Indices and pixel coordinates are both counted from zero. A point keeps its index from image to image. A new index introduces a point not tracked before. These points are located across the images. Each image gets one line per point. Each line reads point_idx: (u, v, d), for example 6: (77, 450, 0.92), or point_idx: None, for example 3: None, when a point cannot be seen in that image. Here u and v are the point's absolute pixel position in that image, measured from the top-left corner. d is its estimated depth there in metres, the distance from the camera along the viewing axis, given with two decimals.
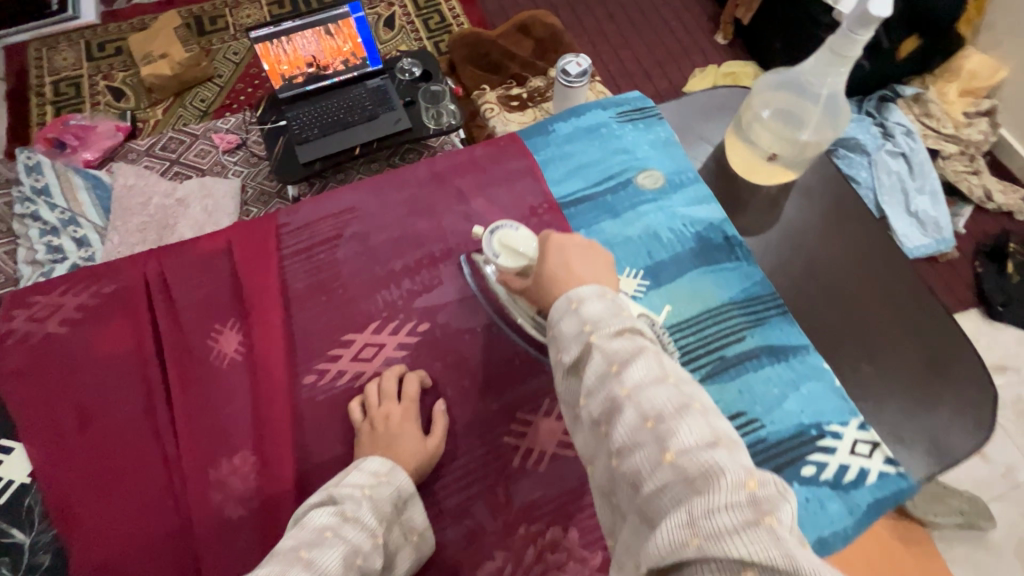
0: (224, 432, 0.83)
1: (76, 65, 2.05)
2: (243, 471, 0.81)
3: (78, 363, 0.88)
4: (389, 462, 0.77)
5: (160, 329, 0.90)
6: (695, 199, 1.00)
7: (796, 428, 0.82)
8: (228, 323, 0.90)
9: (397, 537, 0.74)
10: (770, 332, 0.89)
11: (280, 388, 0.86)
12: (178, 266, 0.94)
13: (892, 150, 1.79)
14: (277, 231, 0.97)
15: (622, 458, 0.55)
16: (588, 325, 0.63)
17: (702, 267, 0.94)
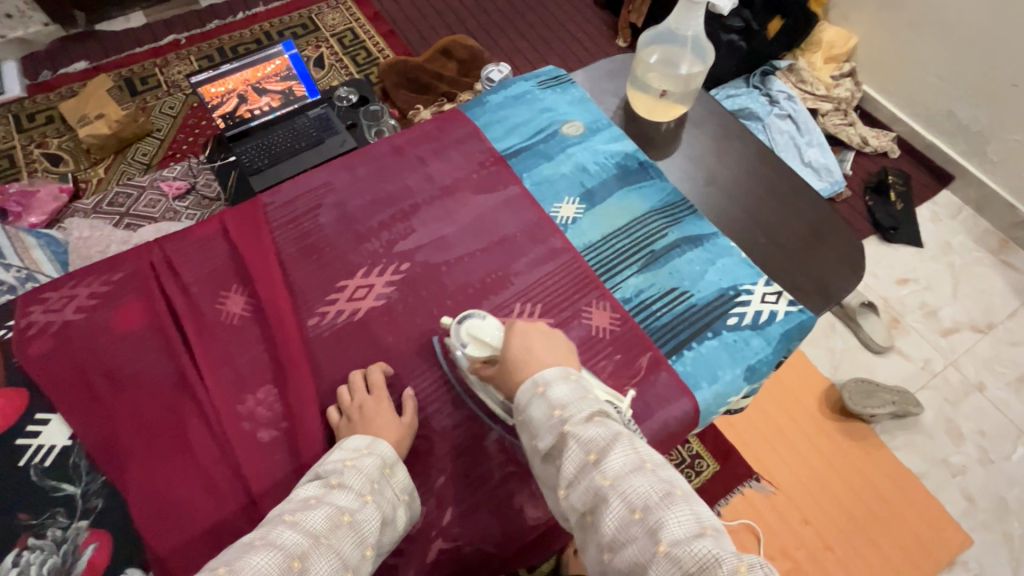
0: (247, 374, 0.91)
1: (7, 138, 2.06)
2: (269, 402, 0.89)
3: (99, 339, 0.93)
4: (370, 438, 0.81)
5: (173, 299, 0.96)
6: (612, 137, 1.15)
7: (717, 291, 0.97)
8: (234, 288, 0.98)
9: (391, 498, 0.77)
10: (687, 226, 1.04)
11: (290, 331, 0.94)
12: (181, 248, 1.02)
13: (779, 114, 2.07)
14: (262, 210, 1.05)
15: (613, 551, 0.63)
16: (557, 409, 0.74)
17: (625, 187, 1.09)
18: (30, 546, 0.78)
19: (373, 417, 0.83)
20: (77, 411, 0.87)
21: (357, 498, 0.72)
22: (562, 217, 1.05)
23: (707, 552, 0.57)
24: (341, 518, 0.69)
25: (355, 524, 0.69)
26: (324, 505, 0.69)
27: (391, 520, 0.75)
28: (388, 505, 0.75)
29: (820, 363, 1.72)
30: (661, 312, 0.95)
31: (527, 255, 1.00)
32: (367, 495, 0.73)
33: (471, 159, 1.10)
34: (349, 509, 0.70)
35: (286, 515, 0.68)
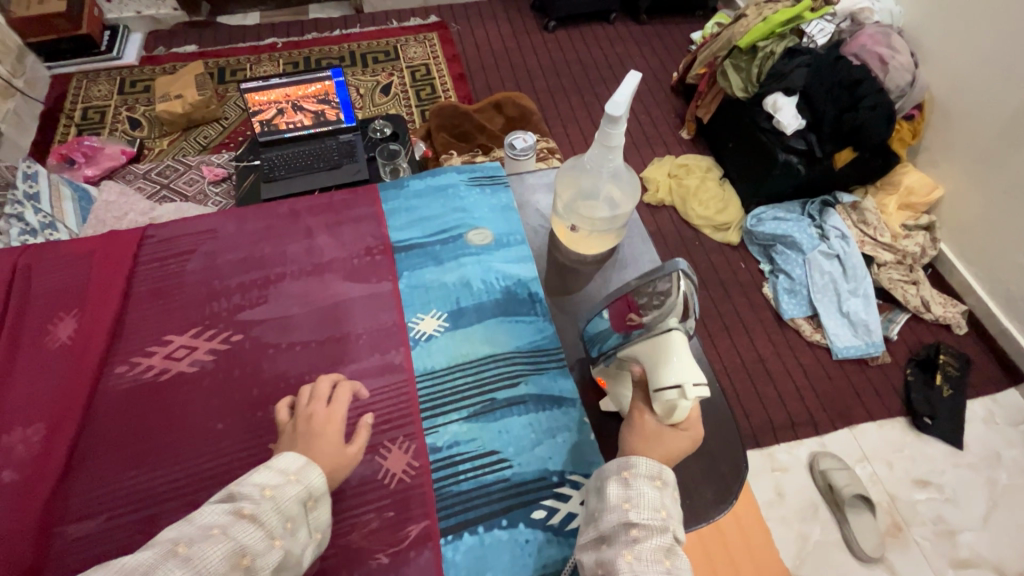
0: (18, 409, 0.77)
1: (108, 97, 2.34)
2: (19, 449, 0.74)
3: None
4: (301, 459, 0.66)
5: (10, 303, 0.87)
6: (516, 257, 0.93)
7: (538, 473, 0.73)
8: (70, 312, 0.86)
9: (302, 539, 0.62)
10: (545, 380, 0.80)
11: (83, 374, 0.79)
12: (51, 258, 0.93)
13: (825, 252, 1.87)
14: (143, 241, 0.94)
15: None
16: (664, 510, 0.63)
17: (498, 316, 0.86)
18: None
19: (318, 436, 0.68)
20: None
21: (264, 537, 0.59)
22: (417, 330, 0.83)
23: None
24: (239, 561, 0.56)
25: (254, 570, 0.56)
26: (225, 542, 0.56)
27: (296, 566, 0.61)
28: (297, 549, 0.61)
29: (785, 548, 1.48)
30: (464, 475, 0.72)
31: (359, 361, 0.81)
32: (277, 533, 0.60)
33: (358, 243, 0.92)
34: (252, 550, 0.57)
35: (182, 546, 0.55)
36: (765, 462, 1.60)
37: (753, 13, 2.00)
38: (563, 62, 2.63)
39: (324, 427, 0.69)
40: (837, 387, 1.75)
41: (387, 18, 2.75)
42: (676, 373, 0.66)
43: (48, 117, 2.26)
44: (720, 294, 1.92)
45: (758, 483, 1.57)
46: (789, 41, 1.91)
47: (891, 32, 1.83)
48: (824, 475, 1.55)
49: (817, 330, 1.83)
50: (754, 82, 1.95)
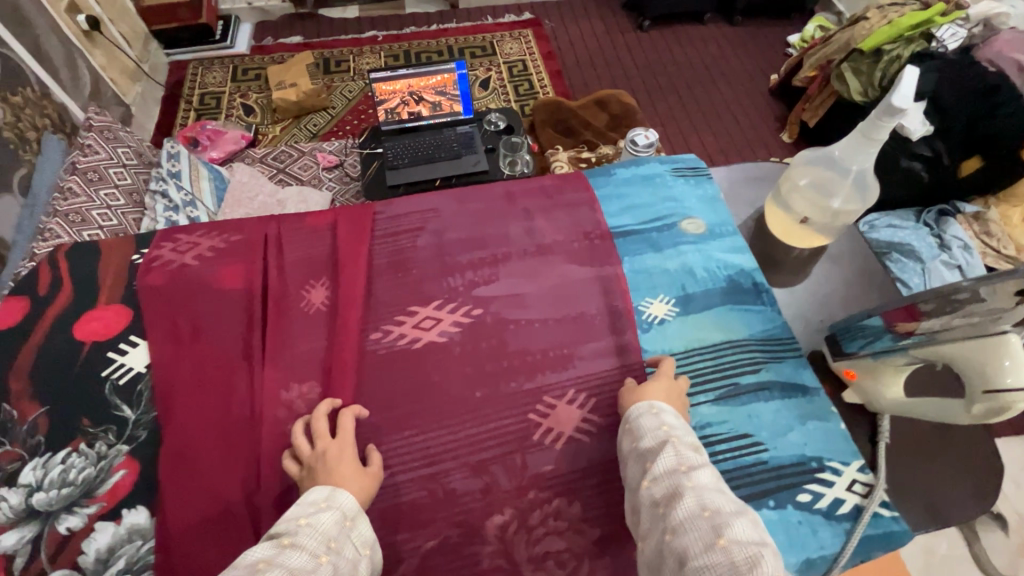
0: (300, 365, 0.88)
1: (222, 83, 2.44)
2: (309, 399, 0.85)
3: (199, 287, 0.96)
4: (330, 489, 0.69)
5: (270, 270, 0.98)
6: (734, 247, 0.99)
7: (797, 458, 0.78)
8: (322, 279, 0.97)
9: (351, 555, 0.64)
10: (785, 369, 0.86)
11: (350, 336, 0.89)
12: (294, 230, 1.03)
13: (947, 262, 1.82)
14: (372, 218, 1.04)
15: (677, 535, 0.60)
16: (666, 427, 0.73)
17: (727, 305, 0.92)
18: (83, 450, 0.82)
19: (336, 465, 0.73)
20: (161, 351, 0.89)
21: (310, 558, 0.59)
22: (649, 314, 0.91)
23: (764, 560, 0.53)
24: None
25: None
26: (272, 569, 0.55)
27: None
28: (346, 564, 0.63)
29: (911, 559, 1.46)
30: (724, 456, 0.78)
31: (596, 340, 0.89)
32: (321, 552, 0.61)
33: (576, 228, 1.01)
34: (301, 571, 0.57)
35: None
36: None
37: (876, 16, 1.98)
38: (659, 62, 2.62)
39: (333, 445, 0.75)
40: None
41: (482, 14, 2.79)
42: (1014, 377, 0.69)
43: (169, 101, 2.37)
44: None
45: None
46: (917, 44, 1.87)
47: None
48: None
49: None
50: (877, 86, 1.92)
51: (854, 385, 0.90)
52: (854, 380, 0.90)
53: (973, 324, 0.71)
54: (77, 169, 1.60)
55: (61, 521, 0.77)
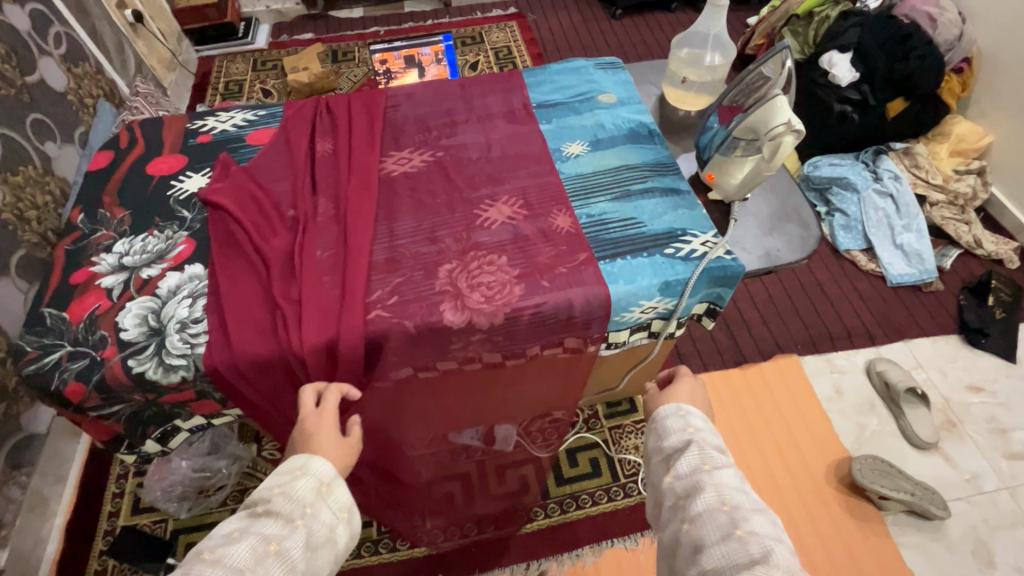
0: (337, 205, 0.95)
1: (244, 73, 2.79)
2: (338, 229, 0.92)
3: (248, 142, 1.06)
4: (306, 457, 0.71)
5: (313, 135, 1.07)
6: (642, 110, 1.10)
7: (666, 230, 0.90)
8: (351, 139, 1.05)
9: (328, 520, 0.66)
10: (672, 182, 0.97)
11: (372, 183, 0.98)
12: (334, 99, 1.13)
13: (880, 191, 2.05)
14: (382, 96, 1.14)
15: (694, 525, 0.69)
16: (690, 428, 0.80)
17: (629, 144, 1.03)
18: (155, 234, 0.92)
19: (312, 436, 0.73)
20: (214, 182, 0.96)
21: (285, 523, 0.62)
22: (566, 152, 1.03)
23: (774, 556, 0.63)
24: (268, 548, 0.59)
25: (286, 552, 0.60)
26: (248, 536, 0.59)
27: (327, 542, 0.65)
28: (322, 529, 0.65)
29: (844, 433, 1.64)
30: (613, 228, 0.91)
31: (530, 168, 1.01)
32: (297, 516, 0.63)
33: None
34: (277, 536, 0.60)
35: (206, 553, 0.57)
36: (823, 364, 1.77)
37: None
38: (630, 45, 2.92)
39: (317, 422, 0.75)
40: (891, 307, 1.91)
41: (472, 10, 3.13)
42: (783, 116, 0.80)
43: (198, 88, 2.72)
44: None
45: (818, 381, 1.75)
46: (843, 6, 2.15)
47: None
48: (880, 374, 1.72)
49: (871, 260, 2.00)
50: (811, 44, 2.21)
51: (716, 186, 0.95)
52: (714, 181, 0.95)
53: (762, 91, 0.87)
54: None
55: (141, 271, 0.87)
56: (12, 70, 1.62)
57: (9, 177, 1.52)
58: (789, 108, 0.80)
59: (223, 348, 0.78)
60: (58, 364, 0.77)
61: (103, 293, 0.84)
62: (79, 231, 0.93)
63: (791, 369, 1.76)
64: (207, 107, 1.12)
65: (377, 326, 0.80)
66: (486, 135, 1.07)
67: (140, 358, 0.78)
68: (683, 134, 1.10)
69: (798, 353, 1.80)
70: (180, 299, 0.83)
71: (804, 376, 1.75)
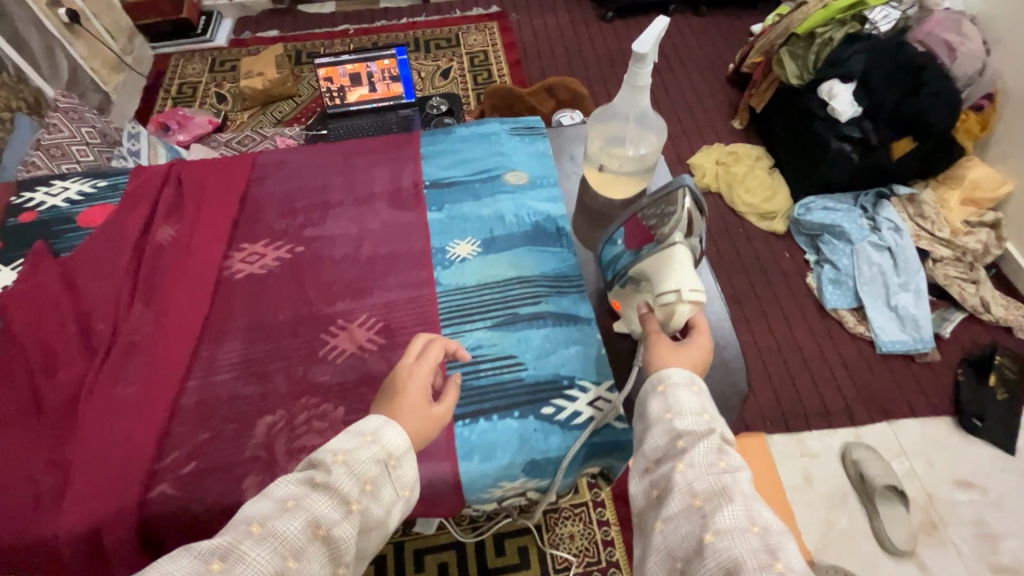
0: (156, 317, 0.78)
1: (200, 74, 2.61)
2: (147, 354, 0.74)
3: (78, 225, 0.89)
4: (382, 419, 0.60)
5: (155, 215, 0.89)
6: (555, 196, 0.90)
7: (550, 377, 0.72)
8: (197, 224, 0.87)
9: (387, 499, 0.57)
10: (571, 304, 0.78)
11: (207, 289, 0.81)
12: (192, 168, 0.95)
13: (876, 243, 1.82)
14: (251, 164, 0.96)
15: (722, 540, 0.48)
16: (707, 413, 0.59)
17: (528, 246, 0.84)
18: None
19: (400, 395, 0.63)
20: (16, 285, 0.80)
21: (340, 504, 0.53)
22: (451, 253, 0.84)
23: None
24: (317, 531, 0.50)
25: (334, 541, 0.51)
26: (301, 511, 0.50)
27: (380, 525, 0.57)
28: (378, 511, 0.56)
29: (808, 532, 1.46)
30: (484, 372, 0.73)
31: (402, 274, 0.82)
32: (354, 498, 0.54)
33: None
34: (328, 519, 0.51)
35: (256, 525, 0.48)
36: (794, 446, 1.58)
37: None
38: (618, 52, 2.66)
39: (409, 378, 0.64)
40: (878, 380, 1.70)
41: (451, 8, 2.88)
42: (677, 280, 0.65)
43: (149, 90, 2.54)
44: (761, 280, 1.90)
45: (785, 466, 1.55)
46: (849, 27, 1.89)
47: (961, 20, 1.77)
48: (856, 465, 1.52)
49: (861, 322, 1.78)
50: (811, 69, 1.94)
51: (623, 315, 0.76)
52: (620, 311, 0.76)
53: (658, 228, 0.70)
54: (42, 144, 1.74)
55: None
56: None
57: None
58: (684, 268, 0.66)
59: None
60: None
61: None
62: None
63: (755, 450, 1.58)
64: (43, 173, 0.95)
65: (156, 508, 0.63)
66: (360, 224, 0.88)
67: None
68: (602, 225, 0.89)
69: (765, 431, 1.61)
70: None
71: (769, 460, 1.57)
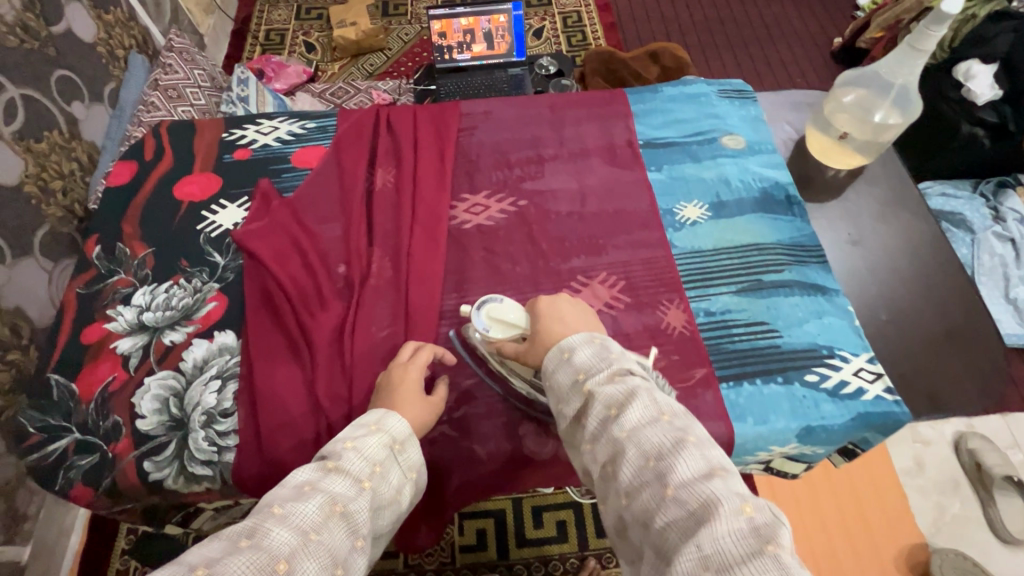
0: (398, 263, 0.78)
1: (287, 21, 2.55)
2: (397, 299, 0.75)
3: (295, 165, 0.88)
4: (382, 412, 0.59)
5: (372, 160, 0.88)
6: (776, 163, 0.88)
7: (808, 345, 0.71)
8: (417, 171, 0.86)
9: (395, 482, 0.54)
10: (815, 274, 0.77)
11: (441, 237, 0.80)
12: (401, 114, 0.93)
13: (1000, 234, 1.56)
14: (456, 114, 0.94)
15: (631, 500, 0.43)
16: (579, 373, 0.51)
17: (760, 213, 0.83)
18: (180, 284, 0.76)
19: (395, 386, 0.62)
20: (252, 221, 0.80)
21: (353, 484, 0.50)
22: (681, 216, 0.83)
23: (723, 490, 0.39)
24: (334, 508, 0.47)
25: (351, 516, 0.47)
26: (317, 493, 0.47)
27: (391, 506, 0.54)
28: (389, 491, 0.53)
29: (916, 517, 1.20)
30: (738, 336, 0.72)
31: (633, 233, 0.81)
32: (365, 478, 0.51)
33: None
34: (343, 497, 0.48)
35: (276, 506, 0.45)
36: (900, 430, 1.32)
37: None
38: (716, 19, 2.50)
39: (403, 373, 0.63)
40: None
41: None
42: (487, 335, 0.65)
43: (237, 35, 2.49)
44: None
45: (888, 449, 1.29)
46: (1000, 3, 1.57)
47: None
48: (971, 452, 1.25)
49: None
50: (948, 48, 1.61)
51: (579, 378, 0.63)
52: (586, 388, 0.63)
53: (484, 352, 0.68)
54: None
55: (164, 334, 0.72)
56: (36, 20, 1.08)
57: (32, 144, 1.02)
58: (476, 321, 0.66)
59: (254, 452, 0.65)
60: (63, 457, 0.65)
61: (119, 362, 0.70)
62: (94, 270, 0.78)
63: None
64: (248, 112, 0.94)
65: (442, 450, 0.67)
66: (580, 180, 0.86)
67: (157, 461, 0.64)
68: (824, 192, 0.86)
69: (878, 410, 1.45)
70: (209, 379, 0.69)
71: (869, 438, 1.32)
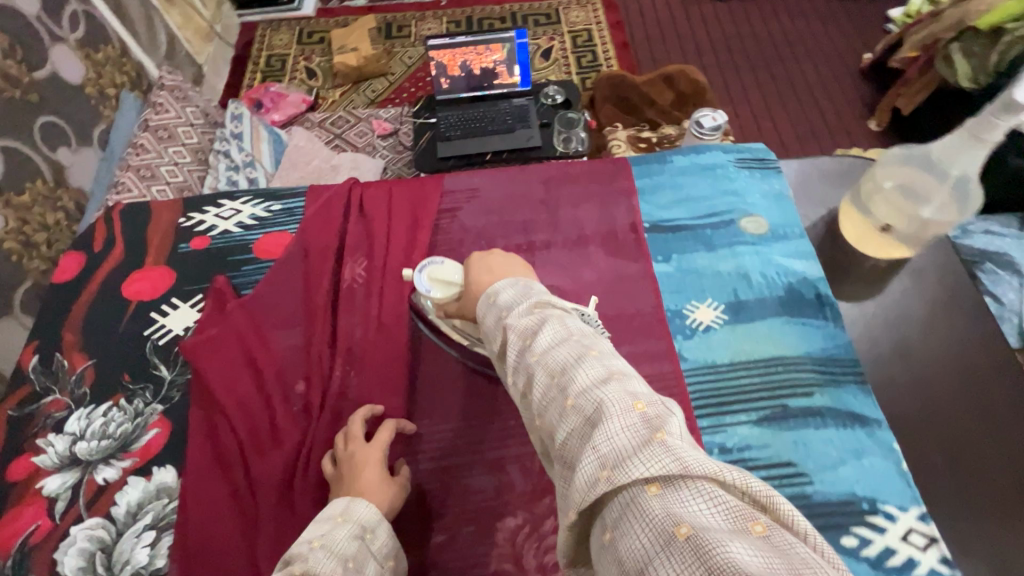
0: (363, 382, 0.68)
1: (287, 46, 2.47)
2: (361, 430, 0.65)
3: (256, 255, 0.79)
4: (347, 500, 0.55)
5: (340, 248, 0.78)
6: (805, 251, 0.75)
7: (844, 496, 0.59)
8: (390, 265, 0.76)
9: (374, 573, 0.49)
10: (852, 399, 0.65)
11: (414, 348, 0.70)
12: (375, 192, 0.83)
13: None
14: (438, 192, 0.84)
15: (541, 420, 0.41)
16: (503, 313, 0.49)
17: (784, 316, 0.71)
18: (120, 406, 0.68)
19: (358, 472, 0.58)
20: (203, 330, 0.71)
21: None
22: (692, 320, 0.71)
23: (616, 392, 0.38)
24: None
25: None
26: None
27: None
28: None
29: None
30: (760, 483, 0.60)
31: (635, 343, 0.70)
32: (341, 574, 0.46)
33: None
34: None
35: None
36: None
37: None
38: (736, 37, 2.35)
39: (365, 456, 0.60)
40: None
41: None
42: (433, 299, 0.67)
43: (237, 62, 2.42)
44: None
45: None
46: None
47: None
48: None
49: None
50: None
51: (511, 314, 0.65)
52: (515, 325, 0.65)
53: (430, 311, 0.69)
54: None
55: (97, 471, 0.64)
56: (16, 66, 1.02)
57: (13, 197, 0.96)
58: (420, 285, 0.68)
59: None
60: None
61: (44, 508, 0.62)
62: (28, 386, 0.70)
63: None
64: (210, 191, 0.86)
65: None
66: (576, 274, 0.75)
67: None
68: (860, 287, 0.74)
69: None
70: (142, 530, 0.60)
71: None
